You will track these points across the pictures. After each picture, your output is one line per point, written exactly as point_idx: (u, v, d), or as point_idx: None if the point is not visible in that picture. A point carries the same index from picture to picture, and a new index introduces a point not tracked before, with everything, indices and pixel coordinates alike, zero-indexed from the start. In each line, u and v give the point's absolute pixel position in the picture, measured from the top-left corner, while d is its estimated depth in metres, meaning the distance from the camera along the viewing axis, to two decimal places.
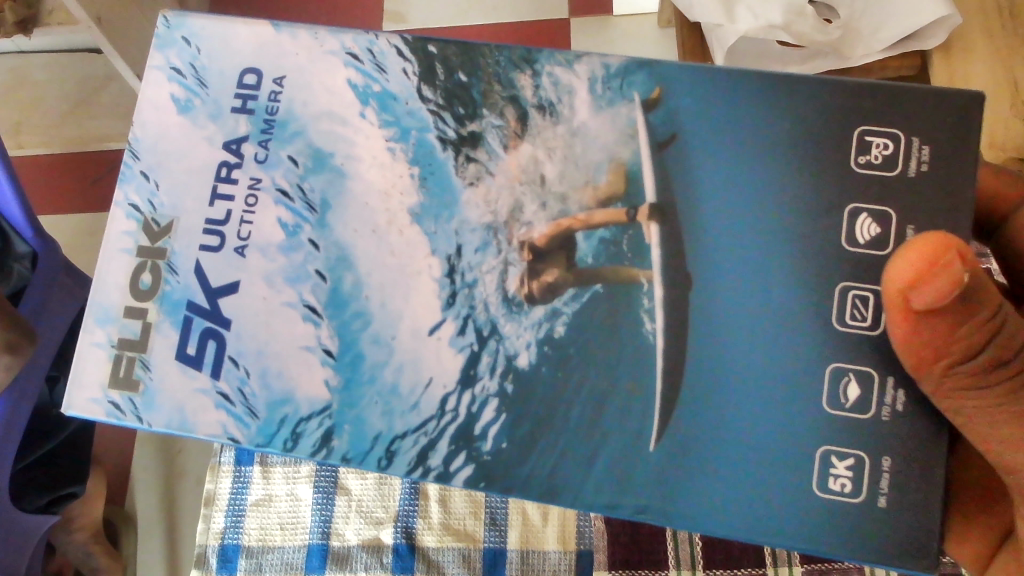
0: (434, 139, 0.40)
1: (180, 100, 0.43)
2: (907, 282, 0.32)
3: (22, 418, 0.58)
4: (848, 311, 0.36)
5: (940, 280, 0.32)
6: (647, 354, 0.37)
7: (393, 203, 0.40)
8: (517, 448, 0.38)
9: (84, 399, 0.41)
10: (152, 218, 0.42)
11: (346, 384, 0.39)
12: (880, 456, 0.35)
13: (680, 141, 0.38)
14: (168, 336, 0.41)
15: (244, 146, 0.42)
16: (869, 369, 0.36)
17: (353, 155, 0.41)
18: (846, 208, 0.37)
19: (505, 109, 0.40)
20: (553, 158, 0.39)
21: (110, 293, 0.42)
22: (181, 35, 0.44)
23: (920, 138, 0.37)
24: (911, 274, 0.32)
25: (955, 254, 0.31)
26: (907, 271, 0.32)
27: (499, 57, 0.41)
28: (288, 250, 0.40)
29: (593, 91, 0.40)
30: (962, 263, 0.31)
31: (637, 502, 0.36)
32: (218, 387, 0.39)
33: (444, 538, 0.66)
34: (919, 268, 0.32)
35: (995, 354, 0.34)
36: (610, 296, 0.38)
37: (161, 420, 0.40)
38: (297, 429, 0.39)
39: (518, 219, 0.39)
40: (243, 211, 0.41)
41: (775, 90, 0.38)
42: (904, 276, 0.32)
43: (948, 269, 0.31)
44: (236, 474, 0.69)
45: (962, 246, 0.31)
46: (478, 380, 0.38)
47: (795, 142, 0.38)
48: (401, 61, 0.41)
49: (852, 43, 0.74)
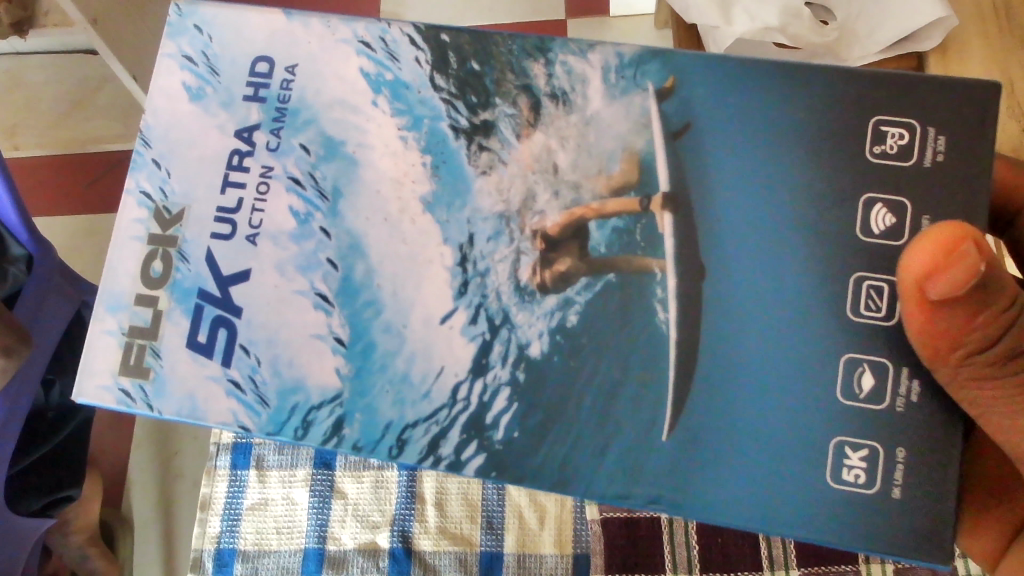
0: (447, 127, 0.40)
1: (192, 88, 0.43)
2: (923, 272, 0.32)
3: (17, 422, 0.58)
4: (863, 301, 0.36)
5: (958, 269, 0.32)
6: (660, 342, 0.37)
7: (405, 191, 0.40)
8: (529, 437, 0.37)
9: (95, 386, 0.40)
10: (163, 207, 0.42)
11: (357, 372, 0.38)
12: (894, 448, 0.35)
13: (694, 130, 0.38)
14: (178, 324, 0.40)
15: (256, 134, 0.41)
16: (884, 359, 0.36)
17: (365, 144, 0.41)
18: (860, 198, 0.37)
19: (518, 98, 0.40)
20: (566, 147, 0.39)
21: (120, 281, 0.41)
22: (194, 23, 0.44)
23: (934, 128, 0.37)
24: (926, 265, 0.32)
25: (970, 245, 0.32)
26: (923, 262, 0.32)
27: (512, 46, 0.41)
28: (300, 238, 0.40)
29: (606, 81, 0.40)
30: (978, 254, 0.31)
31: (650, 492, 0.36)
32: (229, 375, 0.39)
33: (441, 541, 0.66)
34: (935, 259, 0.32)
35: (1013, 344, 0.33)
36: (622, 285, 0.38)
37: (171, 407, 0.40)
38: (308, 417, 0.38)
39: (530, 208, 0.39)
40: (254, 199, 0.41)
41: (789, 78, 0.38)
42: (919, 267, 0.32)
43: (965, 260, 0.32)
44: (233, 478, 0.69)
45: (979, 236, 0.32)
46: (490, 369, 0.38)
47: (808, 132, 0.38)
48: (414, 49, 0.41)
49: (850, 45, 0.74)
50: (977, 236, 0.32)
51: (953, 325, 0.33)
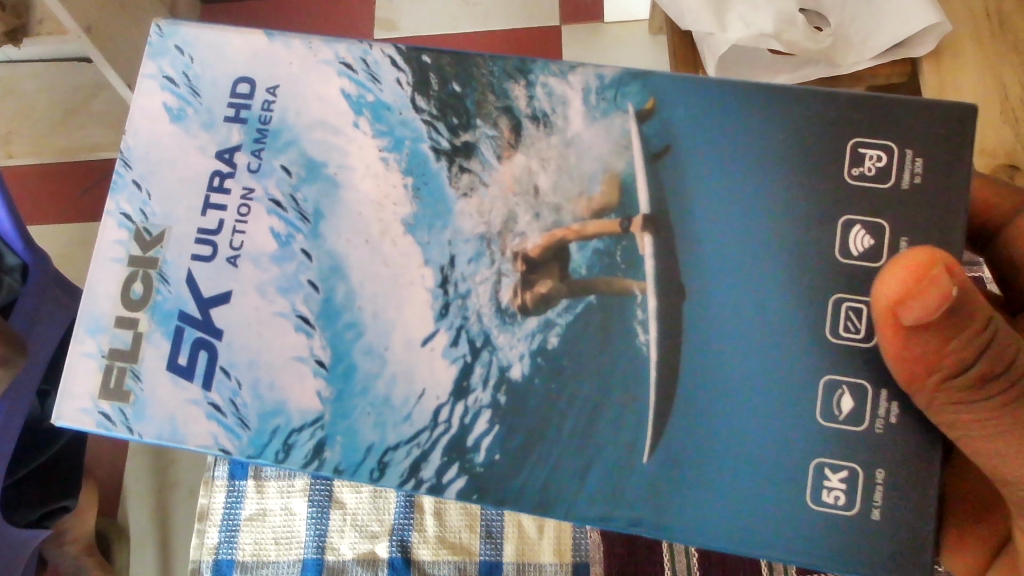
0: (427, 149, 0.40)
1: (172, 108, 0.43)
2: (895, 298, 0.33)
3: (16, 430, 0.59)
4: (842, 323, 0.36)
5: (931, 296, 0.32)
6: (642, 364, 0.37)
7: (386, 213, 0.40)
8: (509, 461, 0.37)
9: (74, 410, 0.40)
10: (143, 228, 0.42)
11: (338, 395, 0.39)
12: (874, 469, 0.35)
13: (673, 152, 0.39)
14: (159, 346, 0.40)
15: (237, 155, 0.42)
16: (863, 381, 0.36)
17: (346, 165, 0.41)
18: (839, 219, 0.37)
19: (499, 120, 0.40)
20: (546, 169, 0.39)
21: (100, 303, 0.41)
22: (174, 44, 0.44)
23: (912, 149, 0.37)
24: (898, 289, 0.32)
25: (941, 271, 0.31)
26: (895, 286, 0.32)
27: (493, 67, 0.41)
28: (280, 260, 0.40)
29: (587, 103, 0.40)
30: (950, 279, 0.31)
31: (630, 515, 0.36)
32: (210, 399, 0.39)
33: (439, 550, 0.66)
34: (906, 284, 0.32)
35: (987, 366, 0.34)
36: (603, 307, 0.38)
37: (151, 431, 0.40)
38: (289, 440, 0.39)
39: (511, 231, 0.39)
40: (235, 220, 0.41)
41: (769, 102, 0.38)
42: (890, 290, 0.32)
43: (936, 287, 0.31)
44: (231, 489, 0.69)
45: (951, 260, 0.32)
46: (471, 392, 0.38)
47: (785, 155, 0.38)
48: (394, 70, 0.41)
49: (844, 49, 0.76)
50: (948, 262, 0.32)
51: (928, 345, 0.33)
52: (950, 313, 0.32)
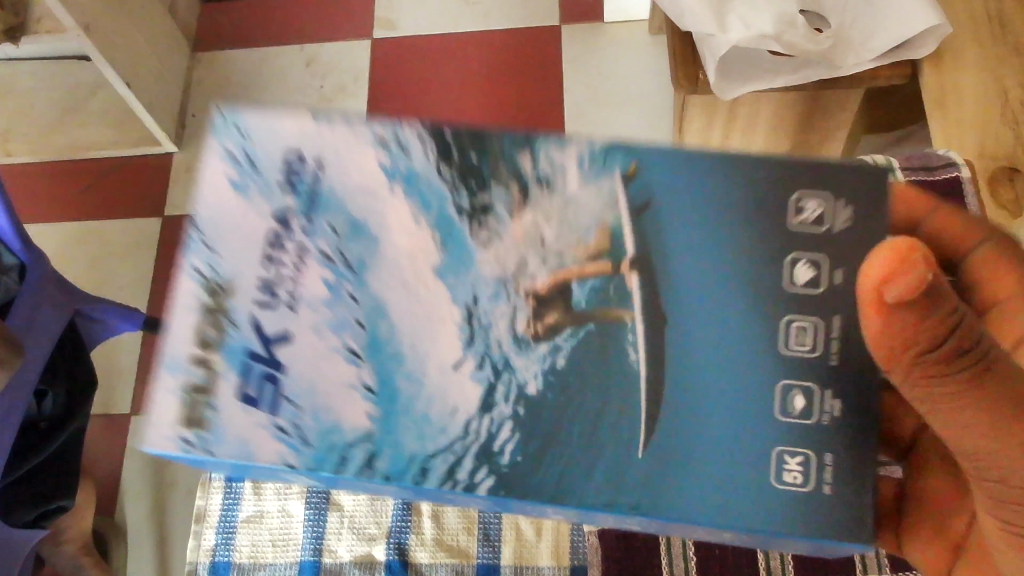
0: (453, 210, 0.41)
1: (235, 182, 0.43)
2: (880, 279, 0.34)
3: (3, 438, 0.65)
4: (792, 340, 0.39)
5: (909, 279, 0.33)
6: (633, 385, 0.39)
7: (419, 263, 0.40)
8: (533, 461, 0.38)
9: (159, 434, 0.40)
10: (215, 281, 0.42)
11: (387, 414, 0.39)
12: (825, 454, 0.38)
13: (654, 207, 0.40)
14: (230, 380, 0.41)
15: (293, 220, 0.42)
16: (812, 385, 0.38)
17: (386, 225, 0.41)
18: (786, 257, 0.40)
19: (510, 185, 0.41)
20: (551, 222, 0.40)
21: (174, 343, 0.42)
22: (234, 127, 0.43)
23: (842, 198, 0.40)
24: (882, 271, 0.34)
25: (922, 252, 0.33)
26: (880, 268, 0.34)
27: (504, 140, 0.41)
28: (331, 304, 0.41)
29: (581, 168, 0.41)
30: (926, 265, 0.33)
31: (635, 500, 0.37)
32: (276, 421, 0.40)
33: (436, 554, 0.71)
34: (888, 268, 0.34)
35: (956, 344, 0.36)
36: (601, 333, 0.39)
37: (227, 452, 0.40)
38: (345, 454, 0.39)
39: (524, 272, 0.40)
40: (292, 275, 0.41)
41: (728, 163, 0.41)
42: (875, 275, 0.34)
43: (914, 270, 0.33)
44: (228, 491, 0.73)
45: (925, 247, 0.33)
46: (497, 405, 0.39)
47: (739, 196, 0.40)
48: (421, 144, 0.41)
49: (844, 50, 0.85)
50: (923, 249, 0.34)
51: (909, 322, 0.34)
52: (931, 292, 0.34)
